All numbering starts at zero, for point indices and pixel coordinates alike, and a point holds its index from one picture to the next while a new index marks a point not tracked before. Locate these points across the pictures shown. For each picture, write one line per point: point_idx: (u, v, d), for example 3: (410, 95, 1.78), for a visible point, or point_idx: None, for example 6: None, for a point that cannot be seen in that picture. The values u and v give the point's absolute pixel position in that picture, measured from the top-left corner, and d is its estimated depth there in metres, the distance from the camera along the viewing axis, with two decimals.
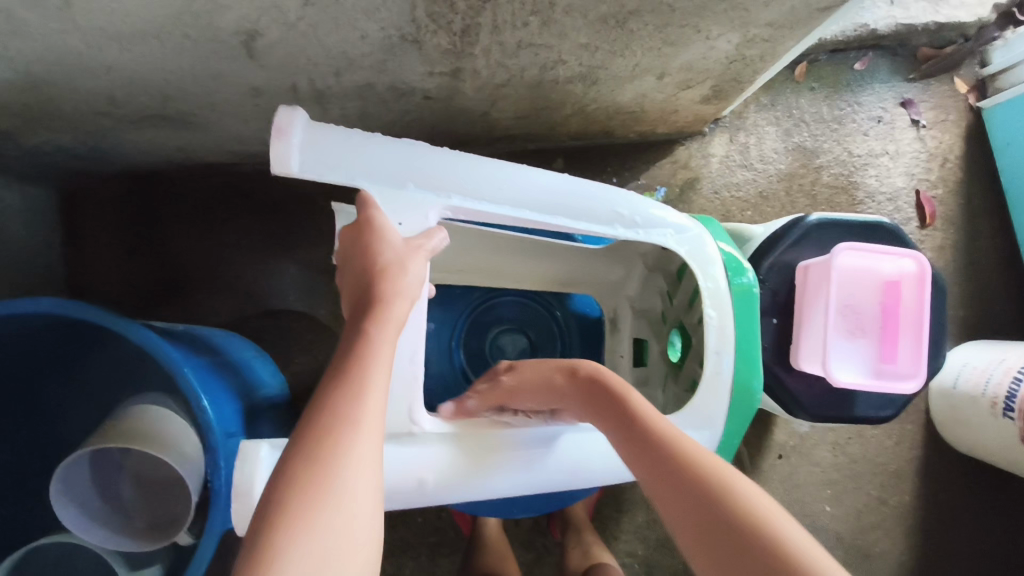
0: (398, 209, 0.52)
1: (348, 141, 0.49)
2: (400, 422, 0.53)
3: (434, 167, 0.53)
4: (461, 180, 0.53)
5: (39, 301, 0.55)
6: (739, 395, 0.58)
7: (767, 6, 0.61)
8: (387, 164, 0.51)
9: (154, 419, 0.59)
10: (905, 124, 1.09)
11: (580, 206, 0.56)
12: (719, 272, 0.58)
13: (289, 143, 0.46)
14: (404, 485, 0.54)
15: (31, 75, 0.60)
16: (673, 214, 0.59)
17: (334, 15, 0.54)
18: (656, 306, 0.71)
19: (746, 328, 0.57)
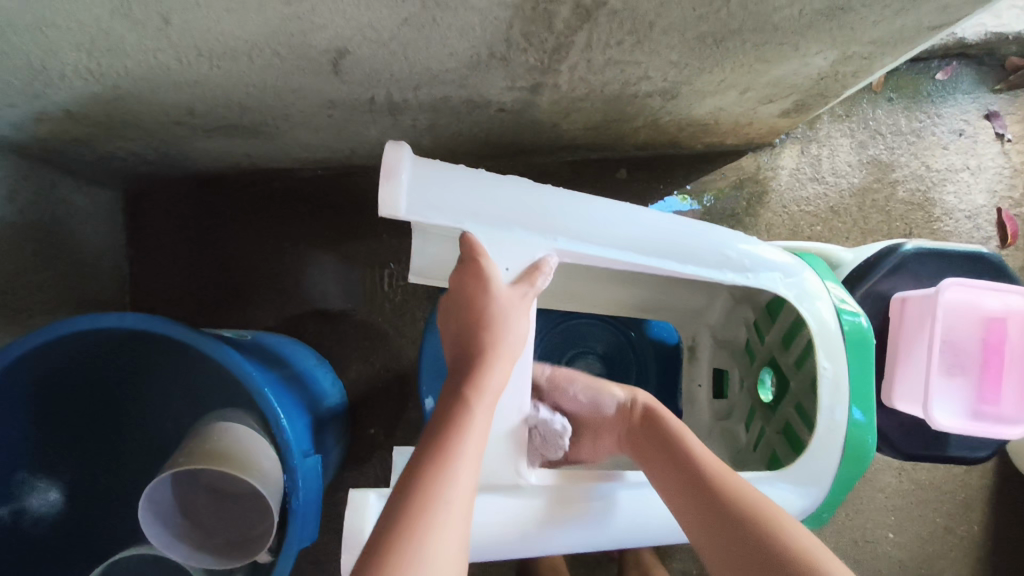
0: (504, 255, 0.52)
1: (457, 182, 0.50)
2: (506, 475, 0.53)
3: (541, 209, 0.53)
4: (568, 221, 0.53)
5: (125, 315, 0.56)
6: (851, 443, 0.55)
7: (875, 24, 0.58)
8: (494, 206, 0.51)
9: (236, 437, 0.58)
10: (988, 137, 1.04)
11: (681, 247, 0.56)
12: (825, 311, 0.57)
13: (399, 184, 0.47)
14: (507, 534, 0.53)
15: (117, 89, 0.60)
16: (779, 254, 0.59)
17: (427, 34, 0.53)
18: (739, 337, 0.72)
19: (861, 370, 0.56)
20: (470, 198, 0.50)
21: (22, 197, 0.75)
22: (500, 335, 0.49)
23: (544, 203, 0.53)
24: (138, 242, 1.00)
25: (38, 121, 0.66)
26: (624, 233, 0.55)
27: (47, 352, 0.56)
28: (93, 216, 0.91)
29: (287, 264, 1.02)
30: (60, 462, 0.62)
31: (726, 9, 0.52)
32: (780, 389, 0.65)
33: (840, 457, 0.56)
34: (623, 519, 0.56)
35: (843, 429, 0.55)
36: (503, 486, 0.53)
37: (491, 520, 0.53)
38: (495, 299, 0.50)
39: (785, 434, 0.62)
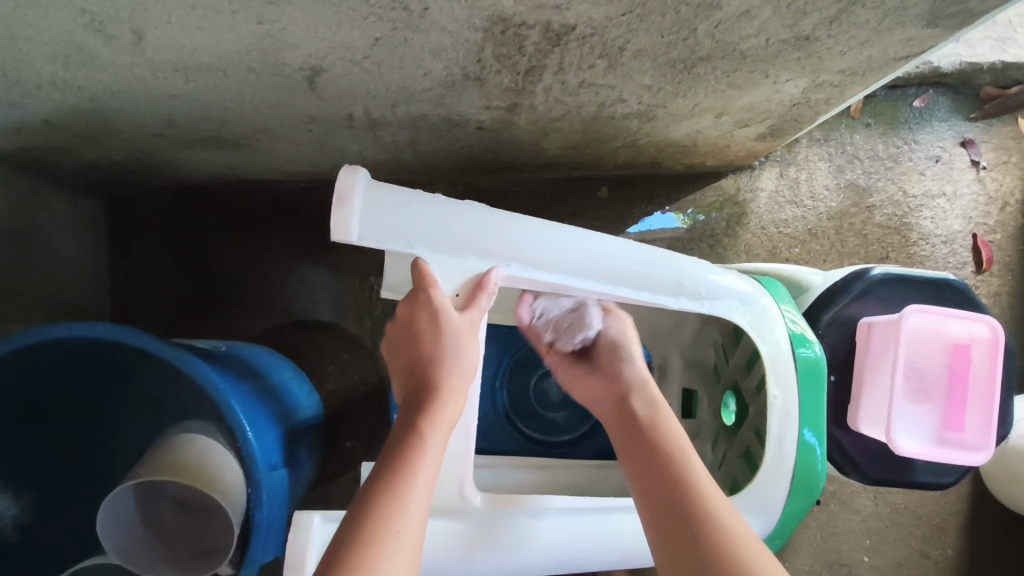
0: (451, 275, 0.52)
1: (409, 207, 0.49)
2: (451, 498, 0.53)
3: (494, 235, 0.52)
4: (521, 248, 0.53)
5: (94, 324, 0.56)
6: (801, 470, 0.56)
7: (843, 54, 0.60)
8: (446, 231, 0.51)
9: (201, 450, 0.58)
10: (964, 164, 1.05)
11: (634, 274, 0.56)
12: (782, 338, 0.58)
13: (351, 211, 0.47)
14: (453, 561, 0.52)
15: (96, 101, 0.60)
16: (736, 282, 0.59)
17: (401, 55, 0.54)
18: (709, 358, 0.72)
19: (812, 401, 0.56)
20: (421, 222, 0.50)
21: (2, 204, 0.76)
22: (454, 378, 0.51)
23: (497, 229, 0.52)
24: (118, 251, 1.00)
25: (18, 131, 0.67)
26: (578, 260, 0.54)
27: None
28: (73, 224, 0.91)
29: (267, 275, 1.02)
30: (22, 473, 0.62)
31: (694, 36, 0.53)
32: (742, 413, 0.64)
33: (793, 477, 0.56)
34: (575, 547, 0.55)
35: (793, 454, 0.56)
36: (447, 509, 0.53)
37: (438, 545, 0.52)
38: (445, 330, 0.51)
39: (744, 459, 0.61)
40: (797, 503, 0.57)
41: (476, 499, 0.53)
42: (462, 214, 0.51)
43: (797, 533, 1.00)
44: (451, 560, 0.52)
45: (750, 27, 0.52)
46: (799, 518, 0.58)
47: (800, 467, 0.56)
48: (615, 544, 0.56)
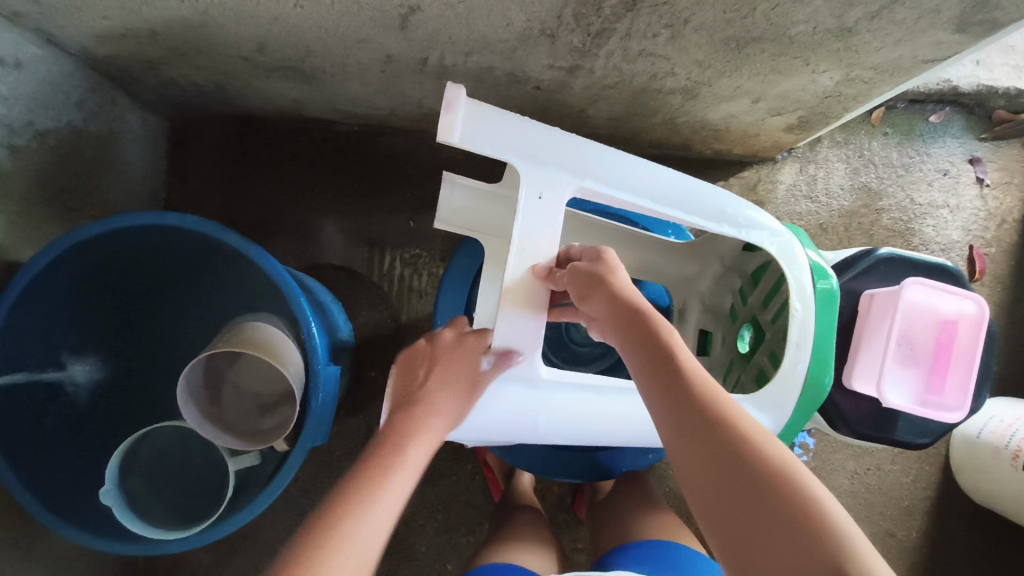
0: (538, 183, 0.60)
1: (501, 117, 0.59)
2: (524, 366, 0.61)
3: (570, 152, 0.62)
4: (594, 165, 0.63)
5: (184, 216, 0.62)
6: (805, 395, 0.66)
7: (877, 51, 0.67)
8: (532, 142, 0.60)
9: (265, 333, 0.64)
10: (969, 180, 1.13)
11: (685, 199, 0.66)
12: (806, 276, 0.66)
13: (454, 114, 0.56)
14: (520, 421, 0.63)
15: (206, 16, 0.67)
16: (769, 219, 0.68)
17: (492, 2, 0.60)
18: (725, 303, 0.81)
19: (825, 331, 0.66)
20: (510, 133, 0.60)
21: (87, 106, 0.82)
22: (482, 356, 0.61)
23: (575, 149, 0.62)
24: (176, 171, 1.06)
25: (122, 37, 0.73)
26: (637, 185, 0.64)
27: (98, 243, 0.62)
28: (140, 138, 0.97)
29: (313, 209, 1.09)
30: (116, 335, 0.72)
31: (751, 16, 0.60)
32: (756, 341, 0.74)
33: (801, 392, 0.66)
34: (618, 423, 0.65)
35: (801, 381, 0.66)
36: (520, 376, 0.61)
37: (506, 401, 0.61)
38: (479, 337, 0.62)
39: (756, 378, 0.73)
40: (797, 421, 0.67)
41: (541, 370, 0.61)
42: (546, 133, 0.61)
43: None
44: (520, 419, 0.63)
45: (802, 13, 0.59)
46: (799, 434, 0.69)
47: (805, 393, 0.66)
48: (634, 434, 0.66)
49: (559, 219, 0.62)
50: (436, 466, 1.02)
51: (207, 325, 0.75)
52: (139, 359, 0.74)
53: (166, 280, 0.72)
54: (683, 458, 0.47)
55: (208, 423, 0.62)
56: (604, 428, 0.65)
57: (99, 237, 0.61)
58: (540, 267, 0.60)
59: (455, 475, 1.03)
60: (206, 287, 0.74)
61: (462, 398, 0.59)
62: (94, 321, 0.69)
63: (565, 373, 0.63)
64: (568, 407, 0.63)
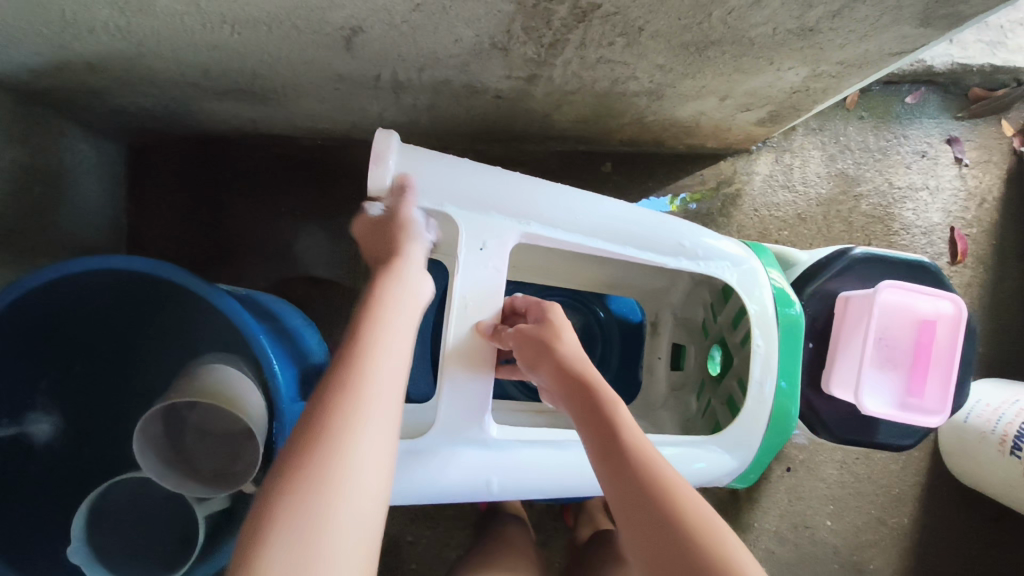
0: (481, 232, 0.61)
1: (440, 166, 0.60)
2: (475, 431, 0.61)
3: (515, 199, 0.62)
4: (541, 210, 0.63)
5: (132, 259, 0.59)
6: (778, 413, 0.66)
7: (842, 47, 0.64)
8: (474, 191, 0.61)
9: (226, 379, 0.62)
10: (948, 160, 1.11)
11: (637, 235, 0.66)
12: (768, 299, 0.67)
13: (385, 167, 0.57)
14: (476, 485, 0.61)
15: (141, 46, 0.63)
16: (729, 247, 0.68)
17: (436, 21, 0.57)
18: (697, 317, 0.81)
19: (790, 354, 0.66)
20: (451, 183, 0.60)
21: (33, 141, 0.79)
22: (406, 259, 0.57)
23: (520, 195, 0.62)
24: (136, 197, 1.03)
25: (58, 70, 0.69)
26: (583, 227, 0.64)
27: (42, 294, 0.60)
28: (95, 167, 0.94)
29: (281, 228, 1.06)
30: (74, 380, 0.70)
31: (708, 21, 0.58)
32: (727, 363, 0.74)
33: (768, 419, 0.67)
34: (578, 475, 0.65)
35: (771, 401, 0.66)
36: (472, 440, 0.61)
37: (462, 467, 0.60)
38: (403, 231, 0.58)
39: (726, 403, 0.72)
40: (772, 439, 0.67)
41: (493, 432, 0.61)
42: (490, 177, 0.62)
43: (767, 496, 1.08)
44: (475, 484, 0.62)
45: (760, 16, 0.57)
46: (773, 457, 0.69)
47: (777, 411, 0.66)
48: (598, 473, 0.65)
49: (503, 268, 0.62)
50: None
51: (168, 364, 0.73)
52: (101, 402, 0.72)
53: (126, 320, 0.71)
54: (618, 520, 0.49)
55: (171, 475, 0.60)
56: (565, 479, 0.64)
57: (40, 288, 0.58)
58: (484, 325, 0.61)
59: None
60: (164, 325, 0.72)
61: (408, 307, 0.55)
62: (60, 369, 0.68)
63: (519, 433, 0.63)
64: (527, 466, 0.63)
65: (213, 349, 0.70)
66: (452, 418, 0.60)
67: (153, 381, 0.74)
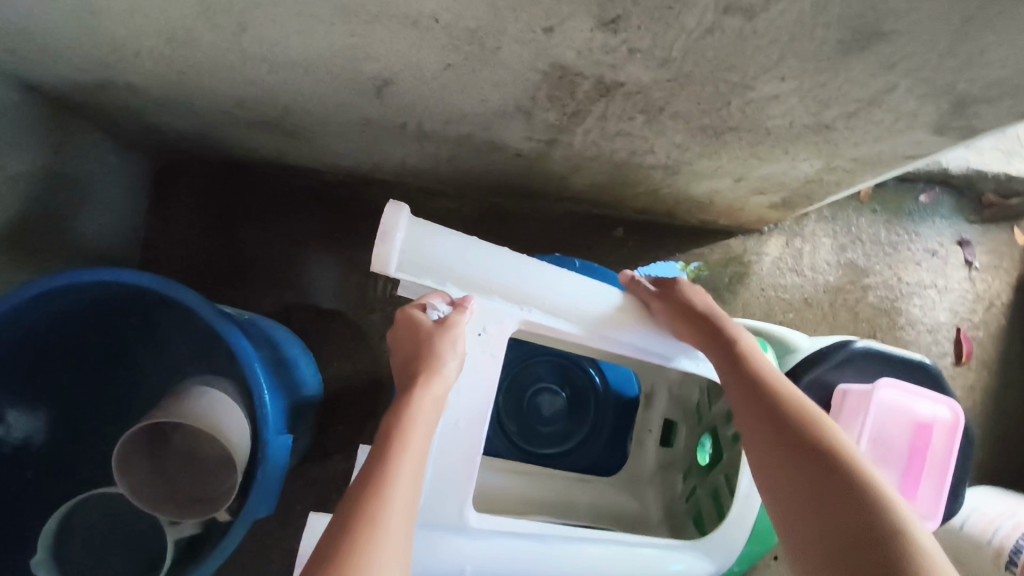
0: (481, 318, 0.59)
1: (447, 243, 0.57)
2: (452, 514, 0.56)
3: (517, 282, 0.60)
4: (542, 297, 0.61)
5: (141, 275, 0.60)
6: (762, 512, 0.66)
7: (856, 145, 0.66)
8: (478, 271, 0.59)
9: (214, 402, 0.62)
10: (958, 262, 1.12)
11: (638, 331, 0.64)
12: None
13: (392, 244, 0.54)
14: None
15: (181, 74, 0.66)
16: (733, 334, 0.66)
17: (465, 81, 0.59)
18: (691, 397, 0.80)
19: None
20: (455, 261, 0.58)
21: (65, 149, 0.81)
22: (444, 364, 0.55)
23: (523, 279, 0.60)
24: (156, 211, 1.05)
25: (101, 87, 0.72)
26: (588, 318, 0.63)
27: (49, 298, 0.60)
28: (121, 178, 0.96)
29: (292, 256, 1.08)
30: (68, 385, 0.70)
31: (727, 108, 0.59)
32: (716, 454, 0.73)
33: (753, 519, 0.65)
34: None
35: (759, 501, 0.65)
36: (450, 524, 0.57)
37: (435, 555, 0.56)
38: (429, 339, 0.55)
39: (712, 497, 0.71)
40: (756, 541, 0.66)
41: (473, 519, 0.57)
42: (494, 257, 0.59)
43: None
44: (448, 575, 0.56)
45: (778, 109, 0.58)
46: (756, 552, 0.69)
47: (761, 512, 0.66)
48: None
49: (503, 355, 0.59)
50: None
51: (163, 379, 0.73)
52: (90, 412, 0.72)
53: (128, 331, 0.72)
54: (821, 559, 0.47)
55: (146, 500, 0.60)
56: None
57: (49, 293, 0.59)
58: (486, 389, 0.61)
59: None
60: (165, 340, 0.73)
61: (433, 410, 0.53)
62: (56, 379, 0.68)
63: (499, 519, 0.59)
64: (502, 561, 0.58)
65: (209, 371, 0.70)
66: (430, 500, 0.56)
67: (144, 395, 0.74)
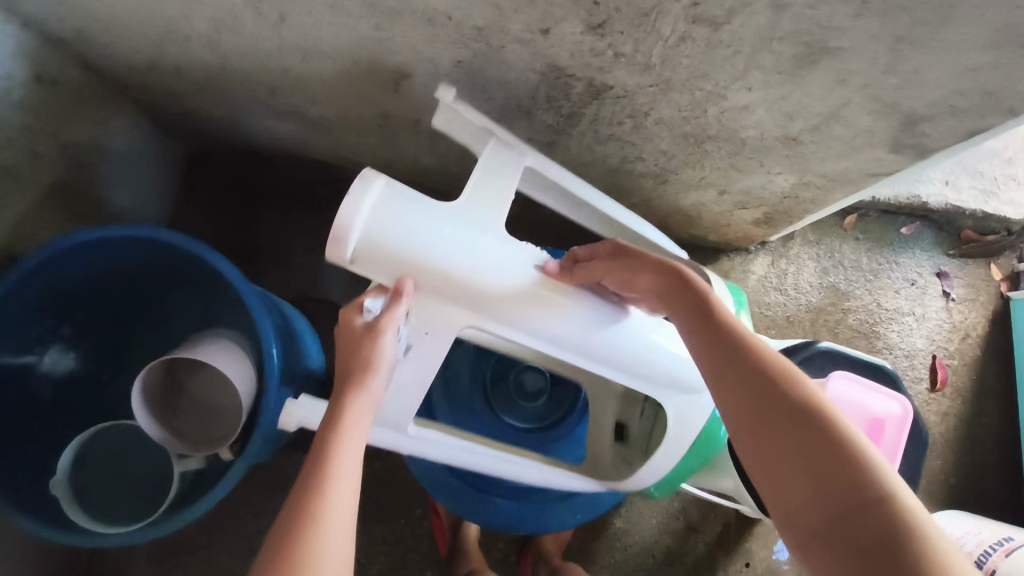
0: (432, 316, 0.63)
1: (406, 245, 0.59)
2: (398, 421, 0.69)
3: (475, 292, 0.62)
4: (498, 311, 0.63)
5: (174, 233, 0.67)
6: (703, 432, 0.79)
7: (823, 161, 0.72)
8: (437, 277, 0.60)
9: (226, 352, 0.68)
10: (936, 293, 1.17)
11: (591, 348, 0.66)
12: None
13: (347, 242, 0.57)
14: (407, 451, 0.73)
15: (224, 60, 0.74)
16: None
17: (473, 78, 0.67)
18: None
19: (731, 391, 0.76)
20: (415, 262, 0.59)
21: (112, 125, 0.90)
22: (372, 376, 0.56)
23: (481, 291, 0.62)
24: (186, 194, 1.13)
25: (151, 69, 0.81)
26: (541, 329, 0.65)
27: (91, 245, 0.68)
28: (157, 160, 1.05)
29: (307, 244, 1.15)
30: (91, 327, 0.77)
31: (704, 116, 0.66)
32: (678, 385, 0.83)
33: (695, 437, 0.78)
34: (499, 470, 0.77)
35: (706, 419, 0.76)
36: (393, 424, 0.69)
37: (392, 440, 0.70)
38: (363, 350, 0.57)
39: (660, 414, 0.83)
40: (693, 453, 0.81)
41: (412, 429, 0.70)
42: (454, 265, 0.60)
43: None
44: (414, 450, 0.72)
45: (748, 119, 0.65)
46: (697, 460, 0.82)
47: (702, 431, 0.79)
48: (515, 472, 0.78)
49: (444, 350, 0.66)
50: (384, 506, 1.05)
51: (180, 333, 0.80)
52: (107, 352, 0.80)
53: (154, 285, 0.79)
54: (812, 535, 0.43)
55: (154, 427, 0.66)
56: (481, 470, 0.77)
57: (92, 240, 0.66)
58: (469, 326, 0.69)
59: (402, 518, 1.05)
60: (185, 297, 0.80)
61: (364, 419, 0.55)
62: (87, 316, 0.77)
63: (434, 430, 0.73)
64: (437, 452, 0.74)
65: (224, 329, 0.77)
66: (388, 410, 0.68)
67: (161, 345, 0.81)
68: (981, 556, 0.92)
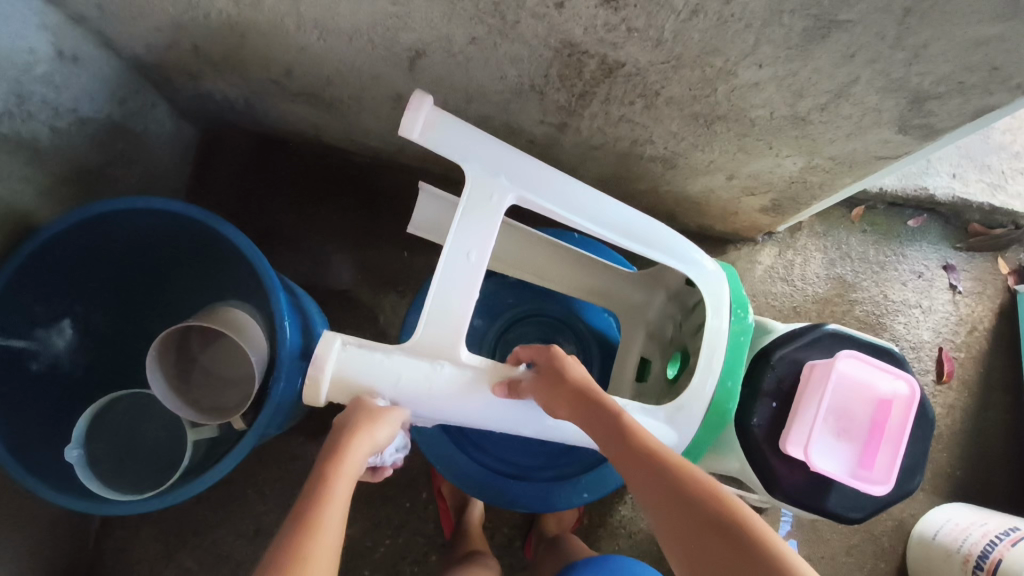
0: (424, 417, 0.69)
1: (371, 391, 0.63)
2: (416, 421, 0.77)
3: (450, 409, 0.66)
4: (477, 416, 0.67)
5: (190, 205, 0.68)
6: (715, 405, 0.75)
7: (832, 142, 0.73)
8: (410, 403, 0.65)
9: (239, 325, 0.69)
10: (943, 285, 1.18)
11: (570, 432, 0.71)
12: (721, 319, 0.76)
13: (321, 393, 0.63)
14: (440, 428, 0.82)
15: (242, 38, 0.76)
16: (701, 259, 0.77)
17: (487, 56, 0.68)
18: (666, 332, 0.89)
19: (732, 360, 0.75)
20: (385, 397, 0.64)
21: (129, 105, 0.91)
22: (369, 427, 0.60)
23: (454, 409, 0.66)
24: (199, 177, 1.15)
25: (169, 47, 0.82)
26: (461, 417, 0.67)
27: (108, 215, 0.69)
28: (172, 142, 1.06)
29: (318, 229, 1.17)
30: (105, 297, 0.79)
31: (714, 95, 0.67)
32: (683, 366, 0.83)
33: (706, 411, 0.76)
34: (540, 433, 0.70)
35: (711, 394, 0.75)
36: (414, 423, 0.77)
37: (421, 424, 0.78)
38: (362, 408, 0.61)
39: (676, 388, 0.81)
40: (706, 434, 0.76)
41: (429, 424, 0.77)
42: (421, 396, 0.64)
43: None
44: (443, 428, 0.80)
45: (758, 98, 0.66)
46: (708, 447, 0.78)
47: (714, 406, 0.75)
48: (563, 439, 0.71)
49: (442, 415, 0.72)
50: (390, 489, 1.05)
51: None
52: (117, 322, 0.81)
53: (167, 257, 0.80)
54: None
55: (172, 395, 0.68)
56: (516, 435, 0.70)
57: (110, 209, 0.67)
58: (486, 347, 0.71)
59: (408, 501, 1.05)
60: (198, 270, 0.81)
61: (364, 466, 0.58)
62: (105, 290, 0.79)
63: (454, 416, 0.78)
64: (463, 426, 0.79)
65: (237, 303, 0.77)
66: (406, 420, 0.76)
67: None
68: (986, 546, 0.91)
